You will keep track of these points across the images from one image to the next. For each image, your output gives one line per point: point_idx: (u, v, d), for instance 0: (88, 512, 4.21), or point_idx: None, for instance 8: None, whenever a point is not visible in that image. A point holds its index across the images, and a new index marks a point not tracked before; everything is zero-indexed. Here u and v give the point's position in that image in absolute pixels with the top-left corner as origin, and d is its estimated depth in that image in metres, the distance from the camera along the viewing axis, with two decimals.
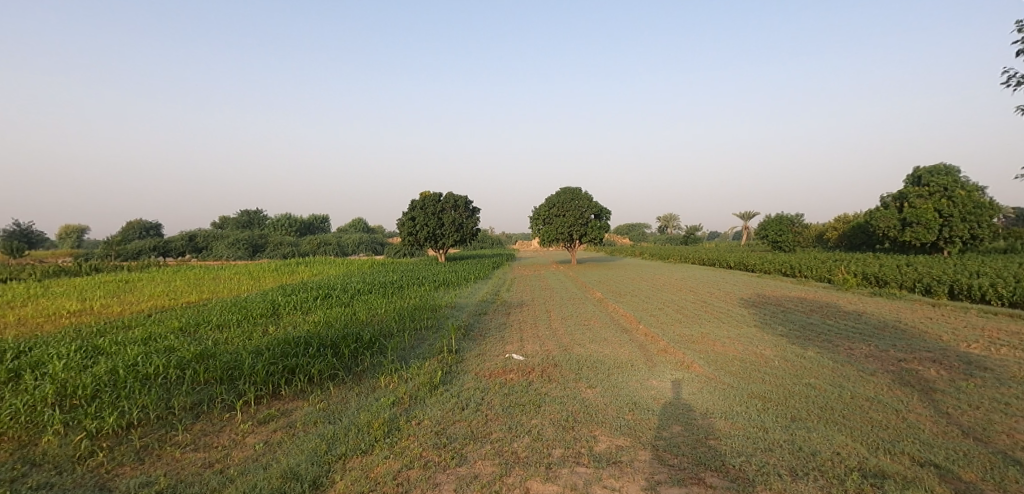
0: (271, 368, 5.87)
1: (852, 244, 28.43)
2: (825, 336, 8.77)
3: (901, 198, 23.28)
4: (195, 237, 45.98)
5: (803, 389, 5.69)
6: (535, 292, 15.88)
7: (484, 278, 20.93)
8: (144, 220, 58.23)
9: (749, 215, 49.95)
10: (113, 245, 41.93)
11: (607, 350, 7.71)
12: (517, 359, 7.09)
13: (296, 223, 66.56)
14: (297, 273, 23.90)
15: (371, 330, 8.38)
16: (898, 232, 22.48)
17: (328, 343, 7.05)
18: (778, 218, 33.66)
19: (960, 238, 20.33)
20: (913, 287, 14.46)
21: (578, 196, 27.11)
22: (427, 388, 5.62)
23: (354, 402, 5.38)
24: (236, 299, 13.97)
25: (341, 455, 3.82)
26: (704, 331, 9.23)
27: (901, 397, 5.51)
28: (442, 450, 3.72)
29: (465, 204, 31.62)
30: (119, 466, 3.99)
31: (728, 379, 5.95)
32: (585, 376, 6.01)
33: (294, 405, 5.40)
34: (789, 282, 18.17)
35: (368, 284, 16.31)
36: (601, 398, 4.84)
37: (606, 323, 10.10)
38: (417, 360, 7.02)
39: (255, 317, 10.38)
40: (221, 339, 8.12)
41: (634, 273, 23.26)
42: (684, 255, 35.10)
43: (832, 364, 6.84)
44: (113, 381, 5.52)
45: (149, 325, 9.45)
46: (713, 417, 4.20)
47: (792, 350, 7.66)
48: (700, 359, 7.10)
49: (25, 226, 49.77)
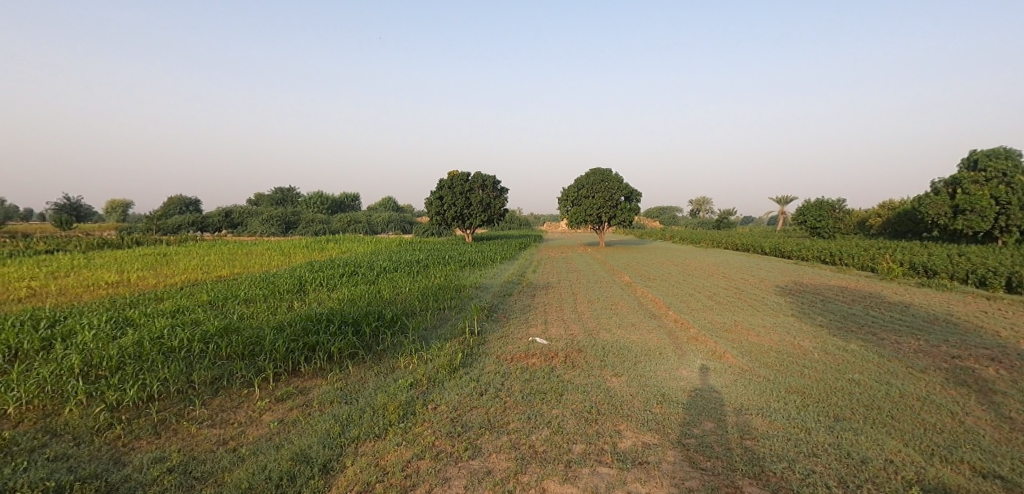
0: (292, 345, 5.84)
1: (897, 232, 26.97)
2: (870, 328, 8.23)
3: (954, 183, 21.84)
4: (231, 214, 47.38)
5: (847, 385, 5.29)
6: (562, 274, 15.64)
7: (510, 258, 20.76)
8: (184, 196, 60.24)
9: (787, 200, 48.15)
10: (155, 220, 43.60)
11: (634, 336, 7.43)
12: (540, 343, 6.88)
13: (328, 201, 67.60)
14: (326, 250, 24.28)
15: (394, 309, 8.29)
16: (949, 219, 21.16)
17: (350, 320, 6.99)
18: (818, 203, 32.28)
19: (1017, 227, 18.79)
20: (965, 279, 13.54)
21: (608, 178, 26.48)
22: (447, 370, 5.47)
23: (373, 382, 5.28)
24: (265, 274, 14.20)
25: (353, 438, 3.71)
26: (737, 319, 8.83)
27: (956, 398, 5.06)
28: (457, 439, 3.55)
29: (494, 184, 31.32)
30: (136, 440, 4.00)
31: (764, 372, 5.60)
32: (611, 363, 5.75)
33: (313, 383, 5.34)
34: (827, 270, 17.35)
35: (394, 262, 16.33)
36: (627, 388, 4.57)
37: (633, 307, 9.80)
38: (438, 340, 6.91)
39: (282, 292, 10.49)
40: (246, 314, 8.20)
41: (663, 257, 22.69)
42: (716, 239, 34.09)
43: (878, 358, 6.37)
44: (137, 353, 5.59)
45: (179, 298, 9.65)
46: (748, 413, 3.89)
47: (833, 342, 7.21)
48: (734, 349, 6.76)
49: (75, 199, 52.25)
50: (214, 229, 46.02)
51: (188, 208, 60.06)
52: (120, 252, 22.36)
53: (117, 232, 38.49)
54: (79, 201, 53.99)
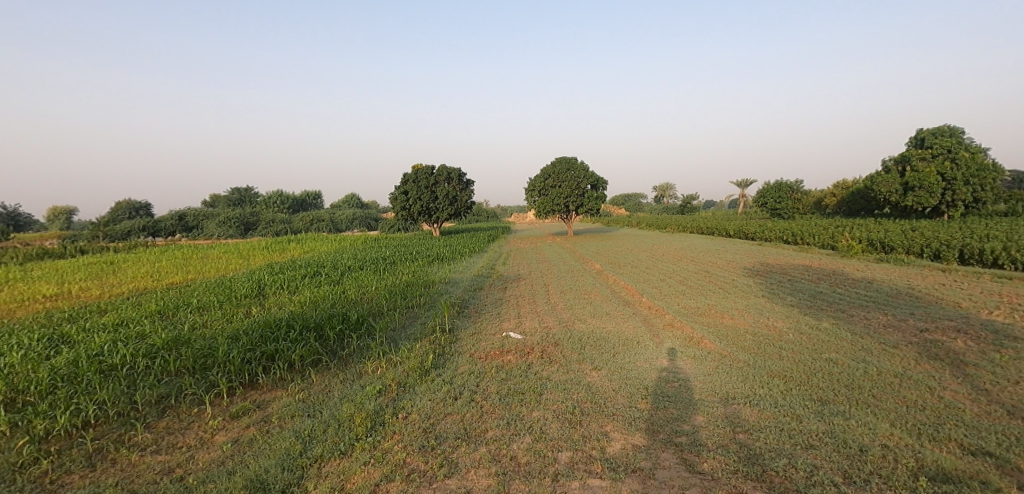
0: (248, 355, 5.40)
1: (851, 210, 28.05)
2: (838, 306, 8.33)
3: (903, 161, 22.69)
4: (185, 217, 45.24)
5: (826, 366, 5.24)
6: (532, 265, 15.40)
7: (479, 251, 20.41)
8: (133, 200, 57.14)
9: (746, 184, 49.57)
10: (101, 227, 41.14)
11: (610, 326, 7.27)
12: (515, 339, 6.61)
13: (288, 200, 65.38)
14: (288, 250, 23.38)
15: (359, 310, 7.87)
16: (900, 196, 21.97)
17: (312, 325, 6.56)
18: (777, 185, 33.34)
19: (962, 201, 19.95)
20: (920, 253, 14.05)
21: (574, 166, 26.37)
22: (418, 373, 5.15)
23: (338, 390, 4.92)
24: (221, 278, 13.42)
25: (316, 457, 3.37)
26: (710, 303, 8.81)
27: (932, 372, 5.09)
28: (431, 454, 3.26)
29: (460, 177, 30.81)
30: (66, 476, 3.54)
31: (743, 356, 5.51)
32: (589, 356, 5.53)
33: (273, 396, 4.93)
34: (790, 250, 17.76)
35: (360, 260, 15.76)
36: (609, 383, 4.36)
37: (606, 296, 9.67)
38: (408, 341, 6.57)
39: (239, 297, 9.88)
40: (198, 323, 7.62)
41: (632, 243, 22.82)
42: (681, 224, 34.63)
43: (850, 336, 6.40)
44: (71, 373, 5.03)
45: (123, 310, 8.91)
46: (736, 403, 3.73)
47: (806, 322, 7.24)
48: (710, 334, 6.68)
49: (11, 208, 48.89)
50: (167, 233, 43.78)
51: (139, 212, 56.98)
52: (62, 262, 20.90)
53: (60, 240, 36.10)
54: (16, 210, 50.48)
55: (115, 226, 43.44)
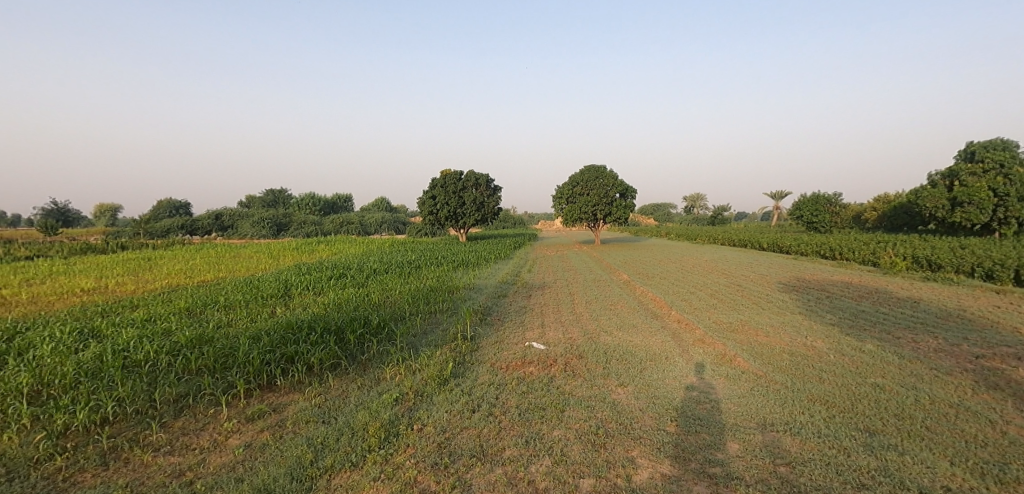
0: (267, 356, 5.36)
1: (894, 226, 26.78)
2: (882, 326, 7.83)
3: (951, 176, 21.56)
4: (221, 217, 46.69)
5: (872, 392, 4.85)
6: (557, 274, 15.14)
7: (504, 257, 20.27)
8: (174, 199, 59.37)
9: (781, 196, 48.10)
10: (143, 224, 42.82)
11: (637, 339, 6.98)
12: (537, 349, 6.41)
13: (319, 203, 66.78)
14: (317, 252, 23.75)
15: (381, 314, 7.79)
16: (947, 212, 20.82)
17: (332, 327, 6.50)
18: (814, 198, 32.17)
19: (1016, 219, 18.65)
20: (971, 272, 13.21)
21: (603, 174, 26.02)
22: (437, 382, 5.00)
23: (355, 397, 4.81)
24: (250, 278, 13.65)
25: (326, 468, 3.25)
26: (743, 319, 8.40)
27: (993, 403, 4.64)
28: (443, 472, 3.09)
29: (487, 183, 30.83)
30: (79, 474, 3.53)
31: (779, 378, 5.17)
32: (615, 371, 5.27)
33: (290, 399, 4.87)
34: (828, 265, 17.00)
35: (385, 263, 15.82)
36: (635, 402, 4.10)
37: (633, 307, 9.37)
38: (428, 348, 6.43)
39: (265, 297, 9.97)
40: (223, 321, 7.68)
41: (660, 254, 22.34)
42: (711, 235, 33.77)
43: (898, 360, 5.95)
44: (95, 369, 5.08)
45: (153, 306, 9.09)
46: (776, 431, 3.43)
47: (848, 343, 6.79)
48: (744, 352, 6.33)
49: (62, 204, 51.44)
50: (203, 232, 45.24)
51: (179, 211, 59.07)
52: (103, 257, 21.72)
53: (104, 236, 37.70)
54: (66, 206, 52.99)
55: (156, 224, 45.09)
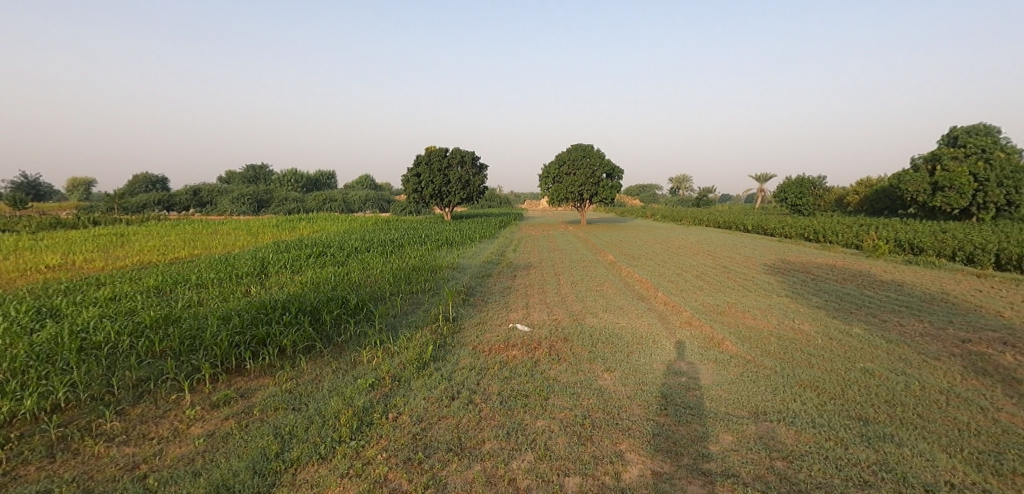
0: (236, 339, 5.07)
1: (875, 209, 27.08)
2: (868, 309, 7.80)
3: (934, 160, 21.70)
4: (199, 192, 45.44)
5: (861, 378, 4.75)
6: (543, 254, 14.93)
7: (489, 237, 19.98)
8: (150, 174, 57.60)
9: (766, 178, 48.42)
10: (117, 199, 41.45)
11: (624, 321, 6.84)
12: (521, 331, 6.22)
13: (302, 180, 65.42)
14: (298, 229, 23.18)
15: (360, 294, 7.52)
16: (928, 196, 21.02)
17: (308, 308, 6.22)
18: (798, 181, 32.36)
19: (994, 203, 18.88)
20: (952, 256, 13.33)
21: (590, 154, 25.71)
22: (415, 366, 4.77)
23: (329, 381, 4.56)
24: (226, 255, 13.20)
25: (291, 462, 3.02)
26: (730, 301, 8.31)
27: (981, 389, 4.59)
28: (417, 469, 2.87)
29: (473, 160, 30.30)
30: (21, 467, 3.25)
31: (768, 362, 5.05)
32: (601, 355, 5.09)
33: (259, 383, 4.60)
34: (812, 248, 17.07)
35: (368, 242, 15.44)
36: (623, 389, 3.93)
37: (619, 289, 9.22)
38: (409, 329, 6.20)
39: (239, 275, 9.61)
40: (193, 300, 7.34)
41: (646, 235, 22.26)
42: (697, 217, 33.86)
43: (885, 344, 5.90)
44: (48, 352, 4.75)
45: (121, 284, 8.66)
46: (769, 421, 3.28)
47: (836, 326, 6.72)
48: (731, 335, 6.21)
49: (31, 177, 49.49)
50: (181, 208, 44.04)
51: (155, 186, 57.18)
52: (73, 233, 20.86)
53: (75, 210, 36.37)
54: (36, 179, 50.98)
55: (131, 199, 43.72)
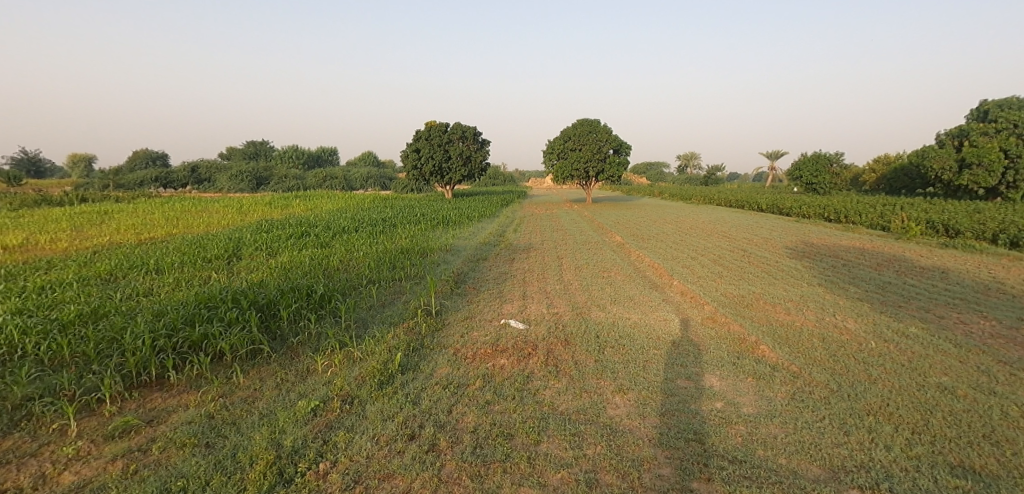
0: (158, 344, 4.09)
1: (894, 188, 25.68)
2: (916, 302, 6.73)
3: (961, 135, 20.21)
4: (197, 169, 44.42)
5: (942, 399, 3.72)
6: (545, 235, 13.87)
7: (489, 216, 18.90)
8: (151, 151, 56.65)
9: (777, 156, 47.00)
10: (115, 177, 40.68)
11: (637, 316, 5.84)
12: (515, 328, 5.24)
13: (304, 157, 64.22)
14: (291, 207, 22.18)
15: (331, 282, 6.52)
16: (953, 174, 19.63)
17: (260, 301, 5.21)
18: (814, 158, 30.89)
19: None
20: (992, 239, 12.12)
21: (596, 129, 24.36)
22: (377, 380, 3.79)
23: (265, 401, 3.59)
24: (204, 235, 12.22)
25: None
26: (757, 291, 7.26)
27: None
28: None
29: (475, 136, 28.99)
30: None
31: (818, 375, 4.06)
32: (611, 366, 4.07)
33: (177, 403, 3.63)
34: (835, 229, 15.93)
35: (358, 221, 14.43)
36: (642, 425, 2.97)
37: (629, 275, 8.21)
38: (380, 327, 5.22)
39: (206, 259, 8.63)
40: (139, 289, 6.35)
41: (656, 214, 21.06)
42: (708, 195, 32.49)
43: (956, 350, 4.85)
44: None
45: (69, 269, 7.69)
46: None
47: (887, 325, 5.68)
48: (764, 335, 5.19)
49: (28, 152, 48.54)
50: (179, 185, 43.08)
51: (155, 162, 56.02)
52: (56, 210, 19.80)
53: (72, 187, 35.51)
54: (37, 154, 50.12)
55: (129, 175, 42.77)
